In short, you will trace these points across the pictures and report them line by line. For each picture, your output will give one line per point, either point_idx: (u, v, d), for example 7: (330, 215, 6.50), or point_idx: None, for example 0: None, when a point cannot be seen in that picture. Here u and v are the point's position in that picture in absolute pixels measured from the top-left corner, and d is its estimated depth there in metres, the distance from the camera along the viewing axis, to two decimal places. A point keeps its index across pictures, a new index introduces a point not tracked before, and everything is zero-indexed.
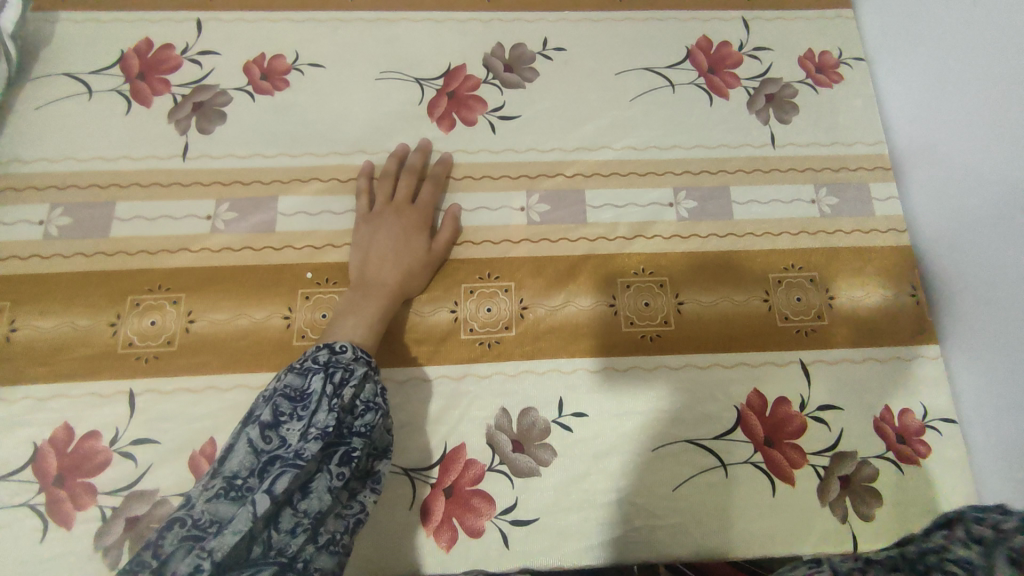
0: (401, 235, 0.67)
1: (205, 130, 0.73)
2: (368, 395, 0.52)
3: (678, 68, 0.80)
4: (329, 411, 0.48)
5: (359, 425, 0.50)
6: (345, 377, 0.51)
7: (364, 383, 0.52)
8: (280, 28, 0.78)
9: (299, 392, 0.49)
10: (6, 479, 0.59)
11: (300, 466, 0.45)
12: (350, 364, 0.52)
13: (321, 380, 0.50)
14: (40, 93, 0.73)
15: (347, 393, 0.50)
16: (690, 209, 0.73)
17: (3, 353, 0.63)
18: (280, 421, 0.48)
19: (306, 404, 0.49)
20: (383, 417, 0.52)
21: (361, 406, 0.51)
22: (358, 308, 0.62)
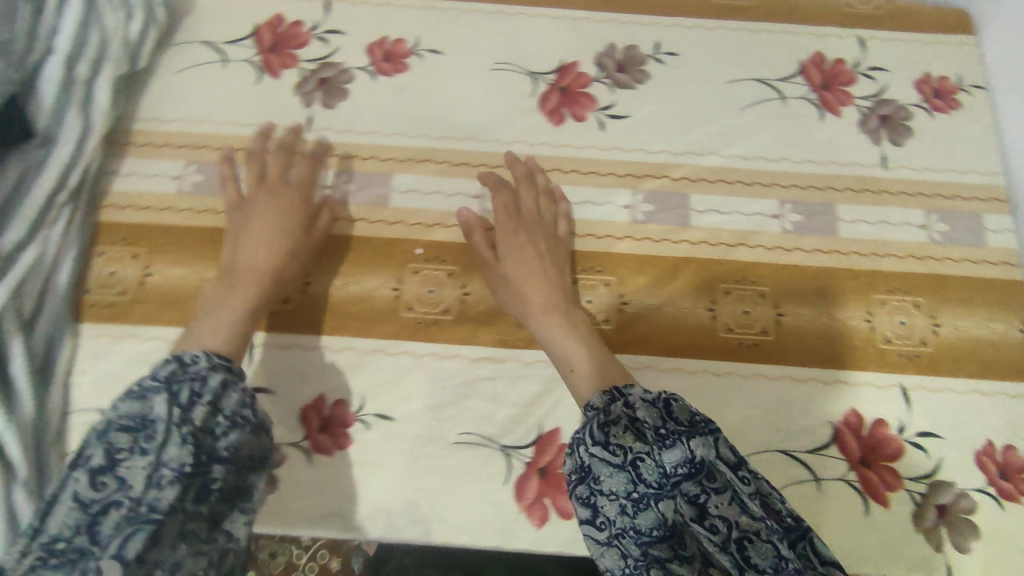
0: (280, 217, 0.67)
1: (330, 106, 0.76)
2: (228, 411, 0.52)
3: (789, 82, 0.79)
4: (182, 439, 0.48)
5: (218, 447, 0.50)
6: (195, 396, 0.51)
7: (221, 398, 0.52)
8: (404, 14, 0.81)
9: (138, 421, 0.49)
10: None
11: (154, 518, 0.45)
12: (188, 374, 0.51)
13: (165, 404, 0.49)
14: (180, 58, 0.77)
15: (198, 415, 0.50)
16: (795, 223, 0.73)
17: (137, 295, 0.67)
18: (118, 460, 0.47)
19: (148, 435, 0.48)
20: (247, 433, 0.52)
21: (224, 425, 0.51)
22: (226, 299, 0.61)
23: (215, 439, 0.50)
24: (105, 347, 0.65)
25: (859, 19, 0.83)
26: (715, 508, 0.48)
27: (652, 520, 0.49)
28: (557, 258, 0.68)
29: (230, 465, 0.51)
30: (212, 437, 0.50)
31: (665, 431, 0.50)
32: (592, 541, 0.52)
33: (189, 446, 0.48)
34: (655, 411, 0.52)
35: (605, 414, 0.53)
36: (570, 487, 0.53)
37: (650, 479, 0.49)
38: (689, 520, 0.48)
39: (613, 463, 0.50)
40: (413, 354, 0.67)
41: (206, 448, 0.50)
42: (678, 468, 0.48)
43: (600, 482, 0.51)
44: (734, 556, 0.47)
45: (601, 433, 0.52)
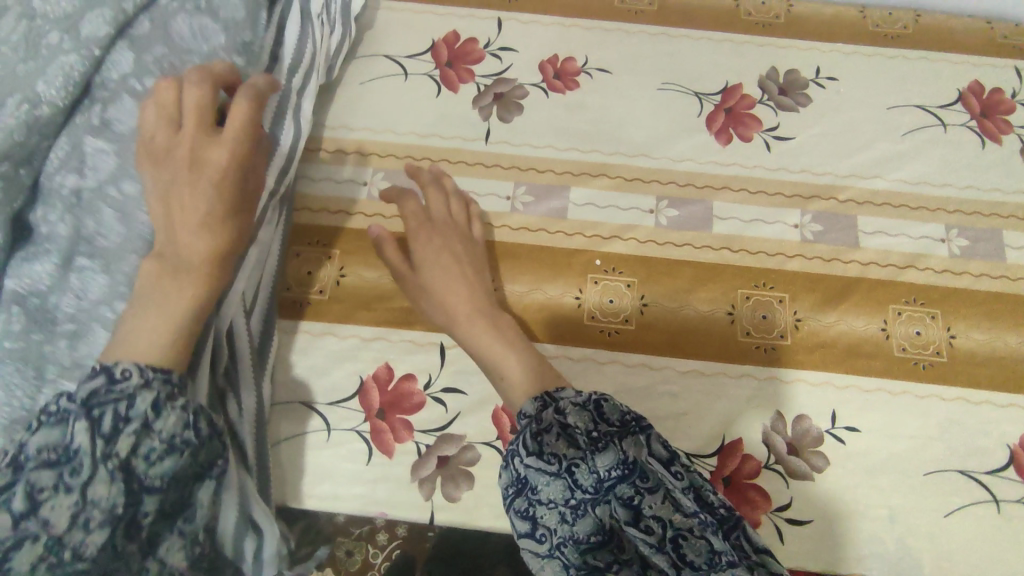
0: (197, 163, 0.53)
1: (505, 119, 0.80)
2: (168, 434, 0.46)
3: (949, 108, 0.82)
4: (113, 472, 0.43)
5: (153, 478, 0.45)
6: (120, 421, 0.44)
7: (155, 420, 0.45)
8: (572, 34, 0.85)
9: (59, 455, 0.43)
10: (336, 404, 0.67)
11: (78, 566, 0.42)
12: (119, 393, 0.45)
13: (85, 432, 0.43)
14: (364, 71, 0.82)
15: (125, 445, 0.44)
16: (962, 247, 0.75)
17: (333, 294, 0.71)
18: (39, 502, 0.42)
19: (73, 471, 0.43)
20: (186, 456, 0.47)
21: (159, 451, 0.46)
22: (164, 298, 0.50)
23: (148, 467, 0.45)
24: (307, 342, 0.69)
25: (1014, 50, 0.85)
26: (650, 509, 0.49)
27: (590, 526, 0.49)
28: (475, 262, 0.70)
29: (165, 492, 0.46)
30: (142, 463, 0.45)
31: (597, 435, 0.51)
32: (532, 555, 0.52)
33: (120, 483, 0.44)
34: (588, 414, 0.52)
35: (537, 423, 0.53)
36: (507, 502, 0.52)
37: (585, 484, 0.50)
38: (624, 524, 0.49)
39: (545, 471, 0.50)
40: (597, 361, 0.69)
41: (139, 476, 0.45)
42: (612, 470, 0.49)
43: (536, 491, 0.51)
44: (669, 555, 0.47)
45: (532, 439, 0.52)
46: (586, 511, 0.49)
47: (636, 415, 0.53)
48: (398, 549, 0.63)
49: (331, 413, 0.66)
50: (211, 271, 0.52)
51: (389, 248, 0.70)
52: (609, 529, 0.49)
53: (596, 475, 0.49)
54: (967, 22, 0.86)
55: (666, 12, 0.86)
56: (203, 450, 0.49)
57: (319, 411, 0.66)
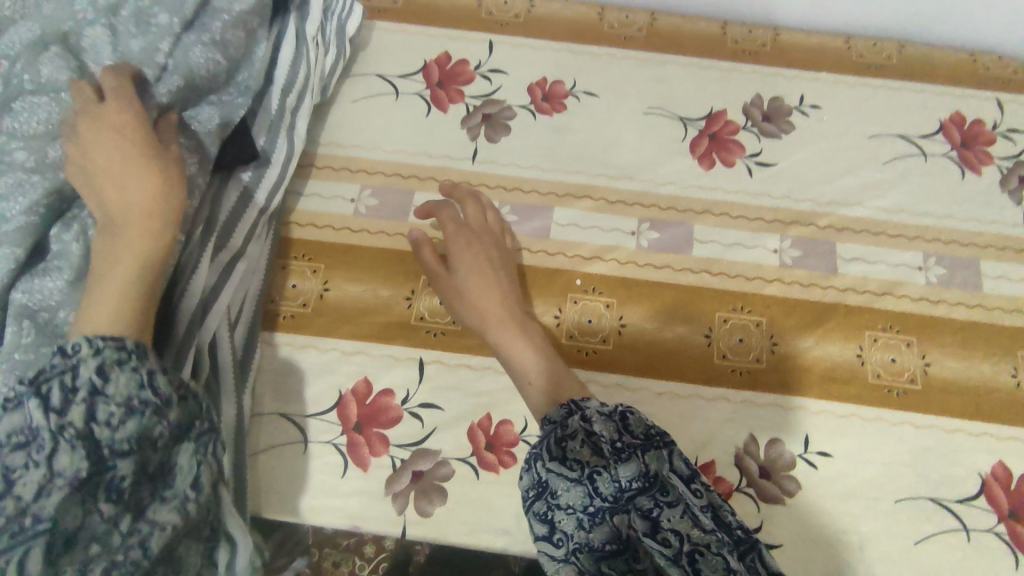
0: (138, 147, 0.55)
1: (492, 139, 0.81)
2: (123, 398, 0.45)
3: (930, 138, 0.83)
4: (75, 440, 0.43)
5: (120, 441, 0.44)
6: (71, 391, 0.44)
7: (105, 384, 0.44)
8: (562, 57, 0.86)
9: (25, 434, 0.43)
10: (314, 417, 0.68)
11: (50, 529, 0.41)
12: (64, 364, 0.44)
13: (37, 407, 0.43)
14: (356, 89, 0.84)
15: (80, 414, 0.43)
16: (940, 276, 0.75)
17: (316, 307, 0.72)
18: (13, 477, 0.42)
19: (38, 445, 0.42)
20: (151, 416, 0.46)
21: (118, 415, 0.44)
22: (111, 266, 0.51)
23: (112, 431, 0.44)
24: (288, 354, 0.70)
25: (997, 82, 0.86)
26: (667, 522, 0.49)
27: (606, 535, 0.50)
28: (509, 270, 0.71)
29: (134, 455, 0.45)
30: (103, 430, 0.44)
31: (619, 445, 0.52)
32: (549, 558, 0.52)
33: (83, 450, 0.43)
34: (612, 424, 0.53)
35: (563, 428, 0.55)
36: (528, 504, 0.54)
37: (606, 492, 0.51)
38: (643, 535, 0.49)
39: (565, 477, 0.52)
40: None
41: (104, 443, 0.44)
42: (633, 481, 0.50)
43: (555, 495, 0.52)
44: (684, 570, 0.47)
45: (556, 445, 0.54)
46: (604, 520, 0.51)
47: (662, 430, 0.54)
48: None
49: (309, 425, 0.68)
50: (157, 225, 0.53)
51: (428, 250, 0.72)
52: (626, 539, 0.50)
53: (617, 487, 0.50)
54: (952, 53, 0.88)
55: (653, 38, 0.88)
56: (171, 410, 0.47)
57: (297, 422, 0.68)
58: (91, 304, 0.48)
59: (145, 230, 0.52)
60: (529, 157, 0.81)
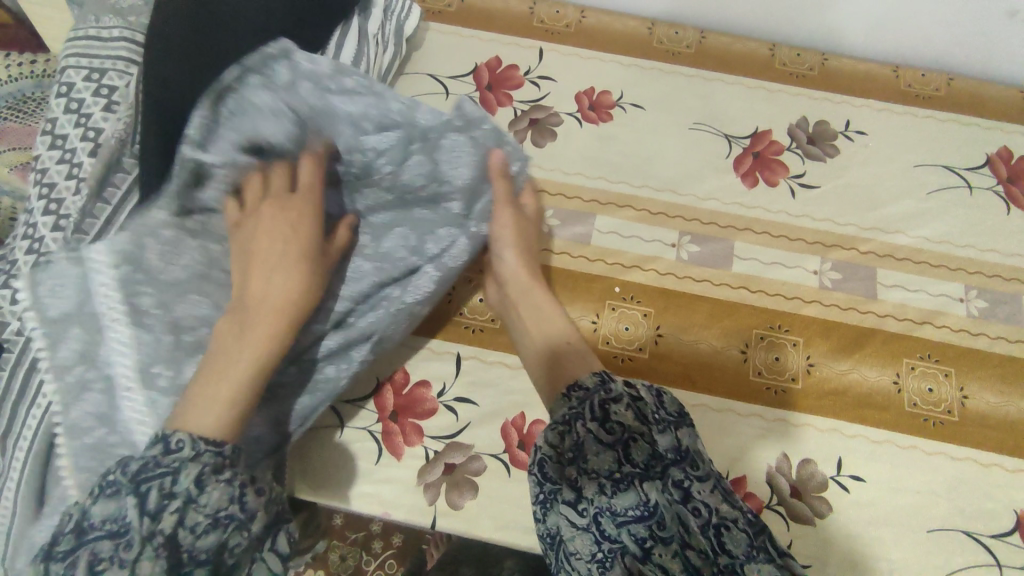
0: (289, 232, 0.61)
1: (539, 144, 0.83)
2: (212, 509, 0.49)
3: (976, 171, 0.83)
4: (158, 546, 0.47)
5: (200, 548, 0.49)
6: (165, 497, 0.48)
7: (200, 495, 0.49)
8: (610, 69, 0.88)
9: (117, 528, 0.47)
10: (350, 403, 0.69)
11: None
12: (171, 467, 0.49)
13: (133, 504, 0.47)
14: (408, 87, 0.86)
15: (171, 521, 0.48)
16: (982, 308, 0.75)
17: None
18: (99, 568, 0.46)
19: (127, 543, 0.46)
20: (232, 529, 0.50)
21: (204, 524, 0.49)
22: (229, 351, 0.55)
23: (195, 538, 0.49)
24: None
25: None
26: (698, 494, 0.51)
27: (632, 501, 0.51)
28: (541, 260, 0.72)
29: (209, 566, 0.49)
30: (188, 536, 0.48)
31: (657, 417, 0.54)
32: (567, 522, 0.53)
33: (166, 558, 0.47)
34: (651, 396, 0.56)
35: (606, 391, 0.56)
36: (557, 465, 0.54)
37: (640, 460, 0.52)
38: (674, 502, 0.51)
39: (601, 441, 0.53)
40: None
41: (185, 548, 0.49)
42: (669, 451, 0.53)
43: (586, 458, 0.54)
44: (711, 540, 0.50)
45: (601, 408, 0.55)
46: (633, 488, 0.52)
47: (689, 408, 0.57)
48: (390, 559, 0.89)
49: (345, 411, 0.68)
50: (280, 323, 0.57)
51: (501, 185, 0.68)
52: (653, 505, 0.51)
53: (653, 454, 0.52)
54: (1000, 88, 0.88)
55: (701, 56, 0.89)
56: (255, 522, 0.51)
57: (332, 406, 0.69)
58: (191, 405, 0.52)
59: (267, 332, 0.56)
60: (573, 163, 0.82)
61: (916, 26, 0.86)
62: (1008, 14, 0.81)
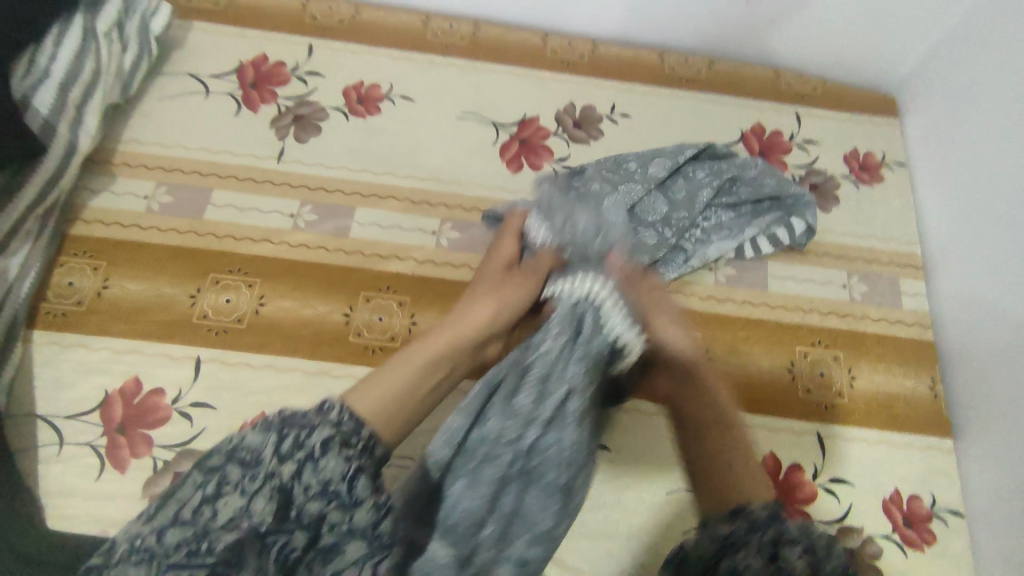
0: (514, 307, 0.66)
1: (301, 140, 0.81)
2: (328, 478, 0.47)
3: (731, 147, 0.87)
4: (275, 487, 0.45)
5: (311, 506, 0.46)
6: (298, 446, 0.47)
7: (321, 458, 0.47)
8: (381, 63, 0.88)
9: (253, 456, 0.46)
10: (74, 418, 0.65)
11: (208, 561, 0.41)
12: (313, 420, 0.49)
13: (274, 442, 0.47)
14: (165, 87, 0.82)
15: (289, 470, 0.46)
16: (727, 276, 0.79)
17: (92, 306, 0.69)
18: (222, 489, 0.44)
19: (254, 472, 0.45)
20: (336, 505, 0.47)
21: (314, 490, 0.46)
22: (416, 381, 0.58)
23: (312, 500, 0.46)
24: (52, 356, 0.67)
25: (799, 97, 0.92)
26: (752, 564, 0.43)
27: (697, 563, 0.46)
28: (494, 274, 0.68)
29: (298, 530, 0.45)
30: (299, 493, 0.46)
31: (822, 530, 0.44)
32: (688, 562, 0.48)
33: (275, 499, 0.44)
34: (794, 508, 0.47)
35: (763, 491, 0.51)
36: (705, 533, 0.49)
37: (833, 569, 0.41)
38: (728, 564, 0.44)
39: (805, 527, 0.45)
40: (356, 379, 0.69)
41: (301, 504, 0.46)
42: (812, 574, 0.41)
43: (782, 526, 0.44)
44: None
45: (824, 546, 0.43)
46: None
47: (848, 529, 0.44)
48: None
49: (68, 428, 0.64)
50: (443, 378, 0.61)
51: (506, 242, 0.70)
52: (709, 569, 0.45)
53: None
54: (756, 70, 0.93)
55: (475, 48, 0.90)
56: (355, 511, 0.47)
57: (54, 424, 0.64)
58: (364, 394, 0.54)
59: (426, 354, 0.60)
60: (337, 156, 0.81)
61: (673, 14, 0.90)
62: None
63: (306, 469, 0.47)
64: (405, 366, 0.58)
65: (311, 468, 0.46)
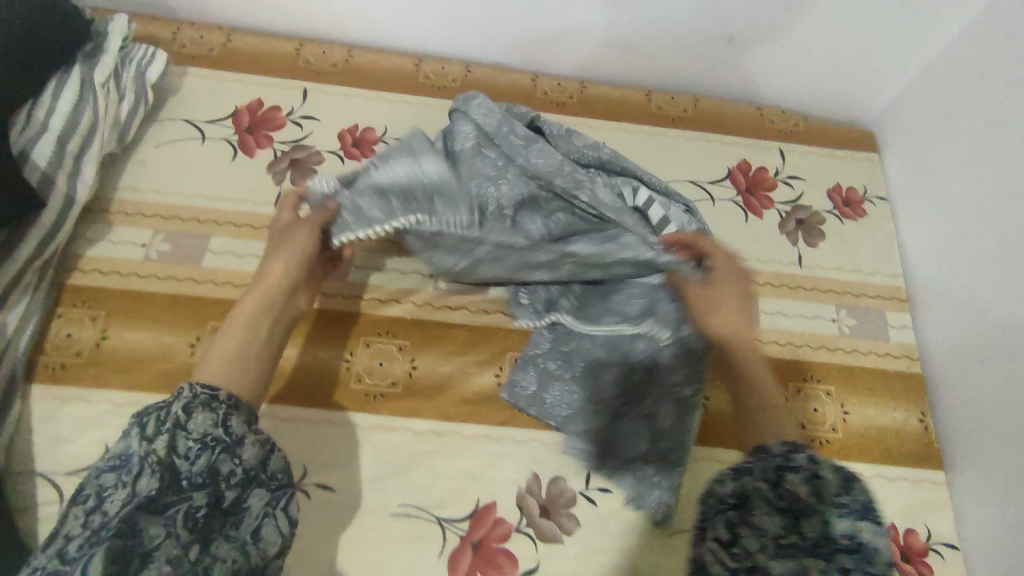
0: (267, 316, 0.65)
1: (298, 184, 0.82)
2: (199, 433, 0.51)
3: (719, 185, 0.89)
4: (156, 461, 0.48)
5: (194, 469, 0.49)
6: (161, 423, 0.50)
7: (188, 420, 0.51)
8: (376, 106, 0.89)
9: (122, 459, 0.50)
10: (74, 475, 0.64)
11: (111, 536, 0.44)
12: (165, 404, 0.52)
13: (141, 440, 0.50)
14: (161, 133, 0.83)
15: (164, 446, 0.49)
16: None
17: (91, 358, 0.69)
18: (105, 495, 0.48)
19: (127, 468, 0.49)
20: (218, 453, 0.51)
21: (194, 449, 0.50)
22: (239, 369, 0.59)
23: (185, 463, 0.49)
24: (51, 410, 0.66)
25: (785, 134, 0.94)
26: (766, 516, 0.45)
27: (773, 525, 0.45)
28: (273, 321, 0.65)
29: (206, 484, 0.50)
30: (183, 463, 0.49)
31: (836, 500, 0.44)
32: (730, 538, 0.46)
33: (159, 473, 0.48)
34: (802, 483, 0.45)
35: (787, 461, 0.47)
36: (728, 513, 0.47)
37: (810, 535, 0.43)
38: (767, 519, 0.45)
39: (774, 504, 0.45)
40: (358, 425, 0.69)
41: (183, 473, 0.49)
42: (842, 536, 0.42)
43: (751, 514, 0.46)
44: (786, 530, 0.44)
45: (775, 474, 0.47)
46: (798, 556, 0.43)
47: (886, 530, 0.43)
48: None
49: (69, 484, 0.64)
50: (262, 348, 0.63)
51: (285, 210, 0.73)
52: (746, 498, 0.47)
53: (826, 534, 0.43)
54: (742, 107, 0.95)
55: (466, 89, 0.92)
56: (241, 449, 0.52)
57: (55, 481, 0.64)
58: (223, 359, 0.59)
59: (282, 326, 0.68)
60: None
61: (659, 55, 0.92)
62: (727, 41, 0.89)
63: (178, 437, 0.50)
64: (231, 360, 0.60)
65: (181, 434, 0.50)
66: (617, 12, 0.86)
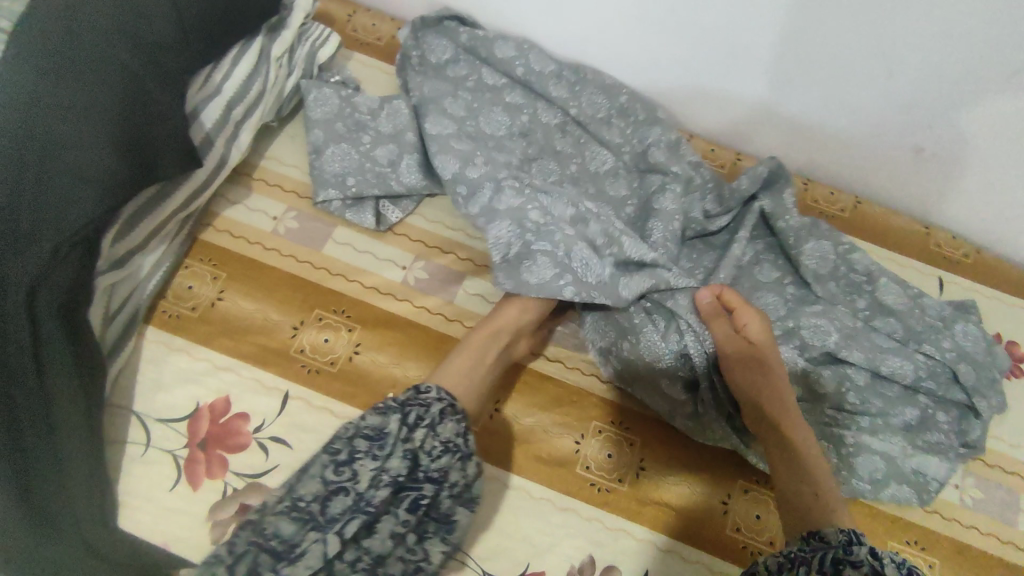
0: None
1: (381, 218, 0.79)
2: (444, 438, 0.59)
3: None
4: (403, 452, 0.57)
5: (430, 469, 0.58)
6: (418, 421, 0.59)
7: (439, 425, 0.60)
8: None
9: (376, 433, 0.58)
10: (166, 422, 0.67)
11: (369, 512, 0.55)
12: (425, 401, 0.61)
13: (397, 421, 0.58)
14: None
15: (420, 438, 0.58)
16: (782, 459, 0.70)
17: (203, 315, 0.72)
18: (354, 458, 0.57)
19: (382, 444, 0.58)
20: (456, 459, 0.59)
21: (438, 450, 0.59)
22: None
23: (428, 458, 0.58)
24: (159, 356, 0.70)
25: (946, 262, 0.86)
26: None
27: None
28: None
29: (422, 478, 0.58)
30: (426, 458, 0.58)
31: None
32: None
33: (408, 462, 0.57)
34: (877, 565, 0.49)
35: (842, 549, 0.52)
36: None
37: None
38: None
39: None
40: None
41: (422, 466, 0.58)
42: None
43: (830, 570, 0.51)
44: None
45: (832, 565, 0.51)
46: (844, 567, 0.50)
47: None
48: None
49: (158, 430, 0.67)
50: None
51: None
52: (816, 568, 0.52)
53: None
54: (904, 222, 0.87)
55: None
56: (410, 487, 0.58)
57: (145, 423, 0.67)
58: None
59: None
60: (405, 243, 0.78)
61: (829, 143, 0.85)
62: (913, 150, 0.81)
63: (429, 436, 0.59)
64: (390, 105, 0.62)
65: (432, 435, 0.59)
66: (800, 92, 0.79)
